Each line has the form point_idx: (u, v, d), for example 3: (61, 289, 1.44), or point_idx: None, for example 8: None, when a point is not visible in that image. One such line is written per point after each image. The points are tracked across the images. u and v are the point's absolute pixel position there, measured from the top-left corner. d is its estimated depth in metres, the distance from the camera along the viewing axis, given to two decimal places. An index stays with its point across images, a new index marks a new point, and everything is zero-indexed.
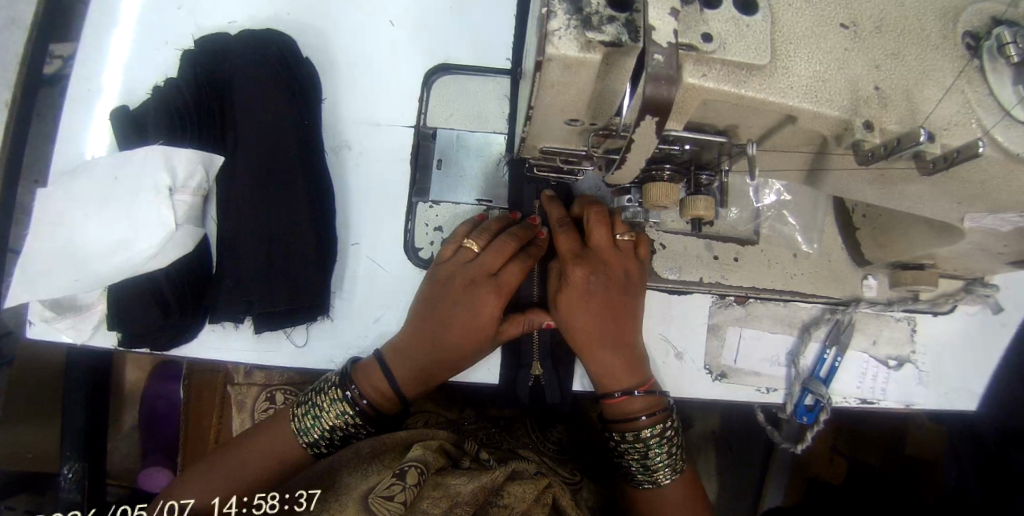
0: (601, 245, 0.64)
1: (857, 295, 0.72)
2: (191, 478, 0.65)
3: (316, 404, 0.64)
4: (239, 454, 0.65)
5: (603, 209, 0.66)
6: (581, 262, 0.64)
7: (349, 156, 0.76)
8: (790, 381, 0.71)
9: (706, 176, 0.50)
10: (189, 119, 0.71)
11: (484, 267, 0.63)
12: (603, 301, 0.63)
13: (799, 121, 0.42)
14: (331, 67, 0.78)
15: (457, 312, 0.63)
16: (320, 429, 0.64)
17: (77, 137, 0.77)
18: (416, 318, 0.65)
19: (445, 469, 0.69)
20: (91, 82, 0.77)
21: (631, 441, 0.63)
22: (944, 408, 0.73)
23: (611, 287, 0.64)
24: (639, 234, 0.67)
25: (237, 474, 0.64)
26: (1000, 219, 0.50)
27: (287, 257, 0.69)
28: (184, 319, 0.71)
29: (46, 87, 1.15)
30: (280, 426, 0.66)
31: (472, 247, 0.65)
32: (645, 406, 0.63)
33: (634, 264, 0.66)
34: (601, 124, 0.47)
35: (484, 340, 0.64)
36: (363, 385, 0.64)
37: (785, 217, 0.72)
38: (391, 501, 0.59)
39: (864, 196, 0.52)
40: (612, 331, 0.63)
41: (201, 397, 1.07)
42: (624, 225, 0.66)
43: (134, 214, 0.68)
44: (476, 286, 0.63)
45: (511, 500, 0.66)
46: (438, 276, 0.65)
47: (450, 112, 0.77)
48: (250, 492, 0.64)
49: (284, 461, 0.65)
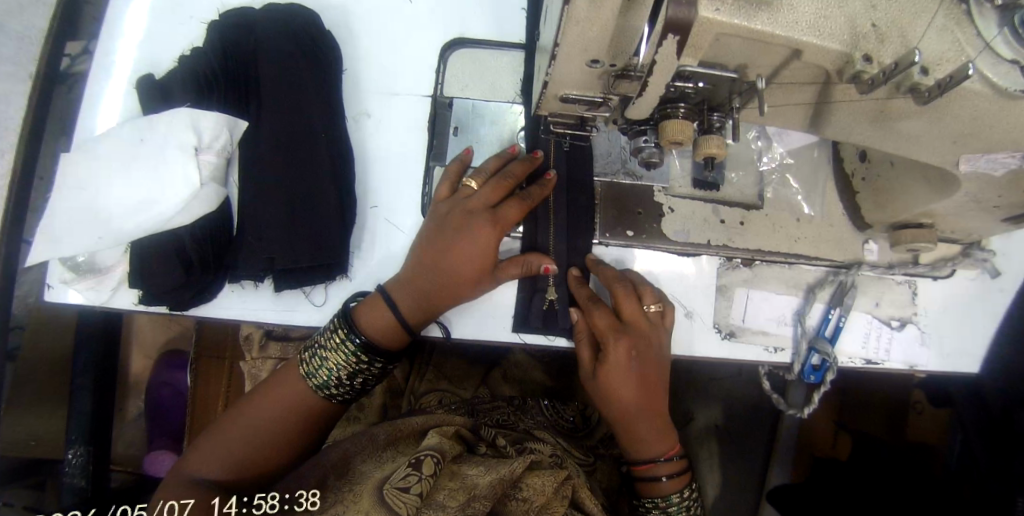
0: (636, 320, 0.66)
1: (859, 259, 0.75)
2: (198, 458, 0.64)
3: (319, 348, 0.66)
4: (247, 413, 0.67)
5: (630, 284, 0.67)
6: (621, 336, 0.65)
7: (368, 124, 0.79)
8: (797, 340, 0.73)
9: (717, 116, 0.53)
10: (216, 85, 0.73)
11: (482, 200, 0.66)
12: (640, 376, 0.66)
13: (804, 55, 0.45)
14: (351, 42, 0.81)
15: (454, 242, 0.64)
16: (328, 371, 0.66)
17: (104, 104, 0.80)
18: (417, 251, 0.67)
19: (460, 456, 0.68)
20: (117, 52, 0.81)
21: (659, 504, 0.70)
22: (948, 369, 0.75)
23: (649, 363, 0.66)
24: (666, 304, 0.69)
25: (241, 450, 0.65)
26: (993, 160, 0.53)
27: (309, 216, 0.71)
28: (205, 276, 0.72)
29: (59, 84, 1.17)
30: (284, 382, 0.68)
31: (470, 186, 0.68)
32: (670, 467, 0.70)
33: (662, 334, 0.68)
34: (619, 65, 0.49)
35: (482, 273, 0.65)
36: (368, 320, 0.66)
37: (788, 181, 0.76)
38: (408, 493, 0.56)
39: (866, 138, 0.55)
40: (647, 399, 0.67)
41: (210, 362, 1.16)
42: (653, 296, 0.68)
43: (162, 174, 0.71)
44: (472, 216, 0.65)
45: (531, 492, 0.64)
46: (440, 210, 0.68)
47: (466, 83, 0.80)
48: (262, 456, 0.65)
49: (294, 416, 0.66)
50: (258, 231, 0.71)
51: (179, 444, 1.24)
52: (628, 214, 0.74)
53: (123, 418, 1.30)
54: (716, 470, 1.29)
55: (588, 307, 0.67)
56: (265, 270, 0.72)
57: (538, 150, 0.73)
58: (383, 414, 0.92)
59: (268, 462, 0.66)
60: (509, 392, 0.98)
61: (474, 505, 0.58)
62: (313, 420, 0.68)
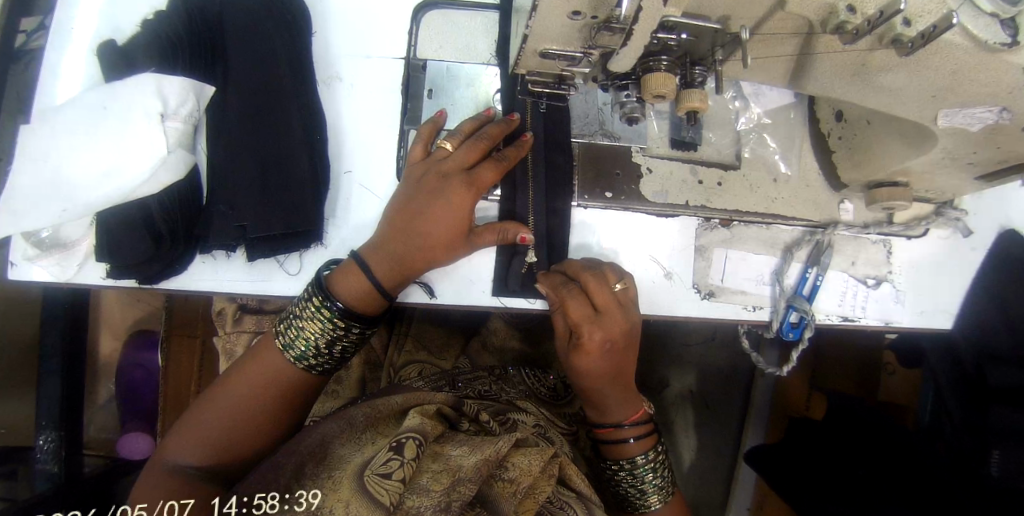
0: (610, 306, 0.64)
1: (835, 219, 0.76)
2: (177, 443, 0.63)
3: (295, 319, 0.65)
4: (223, 390, 0.66)
5: (597, 269, 0.65)
6: (595, 327, 0.63)
7: (340, 88, 0.76)
8: (776, 299, 0.75)
9: (699, 70, 0.52)
10: (181, 49, 0.69)
11: (458, 162, 0.65)
12: (612, 356, 0.65)
13: (788, 6, 0.45)
14: (320, 3, 0.78)
15: (430, 204, 0.64)
16: (306, 341, 0.65)
17: (63, 71, 0.75)
18: (391, 215, 0.66)
19: (443, 436, 0.67)
20: (73, 18, 0.76)
21: (625, 466, 0.72)
22: (923, 325, 0.77)
23: (622, 343, 0.65)
24: (627, 279, 0.67)
25: (219, 429, 0.64)
26: (970, 115, 0.53)
27: (282, 183, 0.69)
28: (176, 247, 0.69)
29: (15, 61, 1.11)
30: (260, 358, 0.66)
31: (446, 147, 0.67)
32: (636, 430, 0.71)
33: (632, 314, 0.66)
34: (602, 17, 0.46)
35: (458, 236, 0.64)
36: (344, 287, 0.65)
37: (765, 141, 0.76)
38: (390, 479, 0.55)
39: (844, 93, 0.55)
40: (615, 374, 0.67)
41: (182, 337, 1.14)
42: (617, 274, 0.66)
43: (127, 143, 0.68)
44: (448, 179, 0.64)
45: (518, 473, 0.63)
46: (414, 173, 0.67)
47: (440, 45, 0.78)
48: (245, 437, 0.65)
49: (273, 391, 0.66)
50: (229, 199, 0.69)
51: (154, 426, 1.22)
52: (606, 175, 0.73)
53: (95, 401, 1.27)
54: (692, 434, 1.32)
55: (563, 295, 0.64)
56: (237, 240, 0.70)
57: (516, 112, 0.71)
58: (362, 386, 0.92)
59: (252, 441, 0.65)
60: (490, 362, 0.97)
61: (457, 489, 0.57)
62: (293, 396, 0.67)
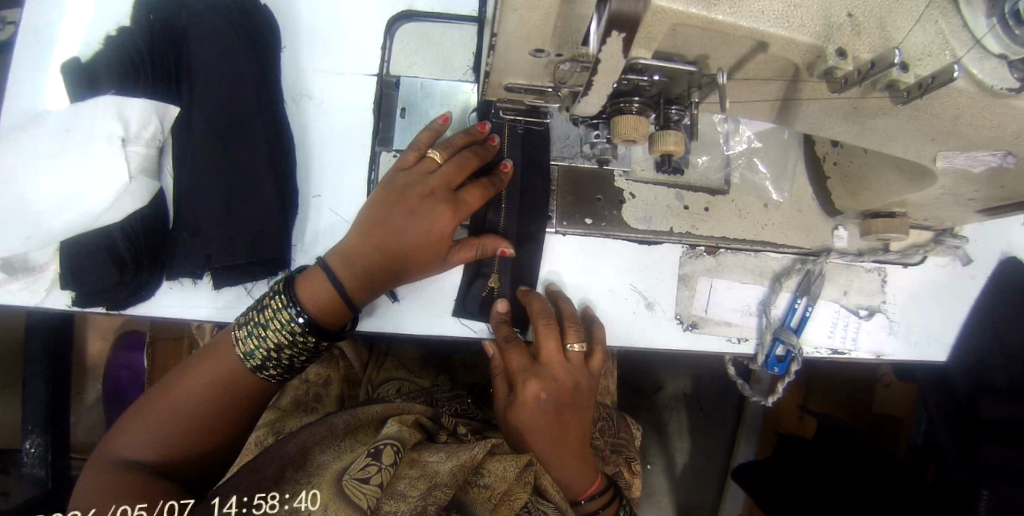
0: (552, 360, 0.64)
1: (828, 246, 0.72)
2: (124, 434, 0.57)
3: (258, 322, 0.60)
4: (173, 389, 0.59)
5: (553, 319, 0.64)
6: (530, 377, 0.63)
7: (309, 106, 0.73)
8: (762, 331, 0.72)
9: (675, 110, 0.49)
10: (142, 68, 0.66)
11: (446, 181, 0.61)
12: (552, 416, 0.63)
13: (770, 49, 0.41)
14: (289, 16, 0.74)
15: (409, 222, 0.60)
16: (265, 350, 0.60)
17: (26, 88, 0.72)
18: (365, 224, 0.61)
19: (421, 444, 0.64)
20: (39, 32, 0.73)
21: None
22: (916, 357, 0.74)
23: (562, 401, 0.63)
24: (594, 346, 0.67)
25: (167, 430, 0.57)
26: (972, 157, 0.49)
27: (245, 210, 0.66)
28: (140, 275, 0.67)
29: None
30: (220, 348, 0.61)
31: (435, 158, 0.62)
32: (594, 503, 0.67)
33: (584, 375, 0.66)
34: (567, 55, 0.44)
35: (434, 256, 0.61)
36: (308, 293, 0.60)
37: (755, 165, 0.73)
38: (367, 484, 0.54)
39: (836, 133, 0.51)
40: (561, 444, 0.64)
41: (167, 343, 1.13)
42: (577, 334, 0.65)
43: (87, 168, 0.66)
44: (433, 199, 0.60)
45: (493, 479, 0.58)
46: (396, 183, 0.62)
47: (415, 61, 0.75)
48: (200, 432, 0.58)
49: (232, 385, 0.60)
50: (193, 226, 0.66)
51: None
52: (587, 201, 0.70)
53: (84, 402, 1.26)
54: (685, 439, 1.31)
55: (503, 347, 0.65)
56: (202, 268, 0.67)
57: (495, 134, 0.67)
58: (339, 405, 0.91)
59: (207, 438, 0.59)
60: (471, 379, 0.96)
61: (434, 494, 0.55)
62: (255, 391, 0.62)
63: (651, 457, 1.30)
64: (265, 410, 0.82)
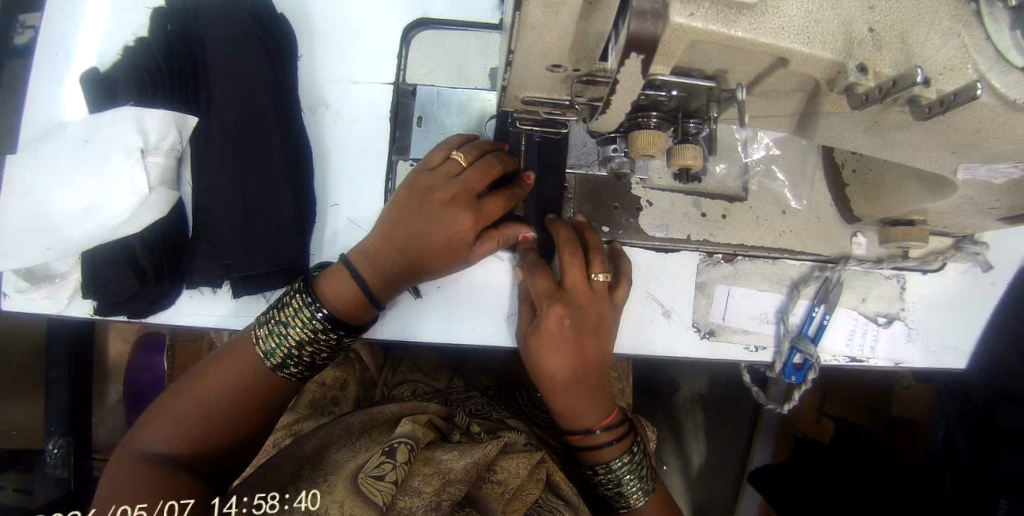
0: (576, 285, 0.61)
1: (846, 253, 0.72)
2: (150, 429, 0.58)
3: (280, 321, 0.60)
4: (199, 386, 0.60)
5: (579, 246, 0.62)
6: (555, 301, 0.60)
7: (326, 115, 0.74)
8: (780, 338, 0.71)
9: (694, 123, 0.49)
10: (160, 80, 0.67)
11: (469, 187, 0.59)
12: (574, 342, 0.59)
13: (790, 64, 0.40)
14: (305, 25, 0.75)
15: (430, 227, 0.59)
16: (285, 348, 0.60)
17: (49, 100, 0.73)
18: (386, 227, 0.61)
19: (434, 444, 0.65)
20: (60, 44, 0.74)
21: (602, 471, 0.64)
22: (935, 366, 0.73)
23: (584, 327, 0.60)
24: (620, 277, 0.65)
25: (192, 423, 0.58)
26: (994, 169, 0.49)
27: (264, 219, 0.67)
28: (160, 284, 0.68)
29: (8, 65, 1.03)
30: (244, 347, 0.62)
31: (458, 161, 0.61)
32: (608, 434, 0.63)
33: (608, 306, 0.63)
34: (584, 71, 0.44)
35: (453, 257, 0.61)
36: (330, 290, 0.60)
37: (774, 173, 0.72)
38: (382, 481, 0.54)
39: (856, 145, 0.51)
40: (580, 371, 0.60)
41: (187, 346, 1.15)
42: (601, 263, 0.63)
43: (108, 179, 0.66)
44: (454, 206, 0.59)
45: (505, 475, 0.61)
46: (418, 186, 0.60)
47: (431, 68, 0.76)
48: (222, 428, 0.59)
49: (256, 383, 0.60)
50: (212, 236, 0.67)
51: None
52: (603, 208, 0.70)
53: (105, 402, 1.29)
54: (701, 439, 1.31)
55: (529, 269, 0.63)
56: (222, 277, 0.68)
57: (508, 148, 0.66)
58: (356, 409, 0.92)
59: (231, 435, 0.59)
60: (486, 382, 0.97)
61: (449, 489, 0.56)
62: (276, 391, 0.62)
63: (665, 457, 1.31)
64: (285, 411, 0.83)
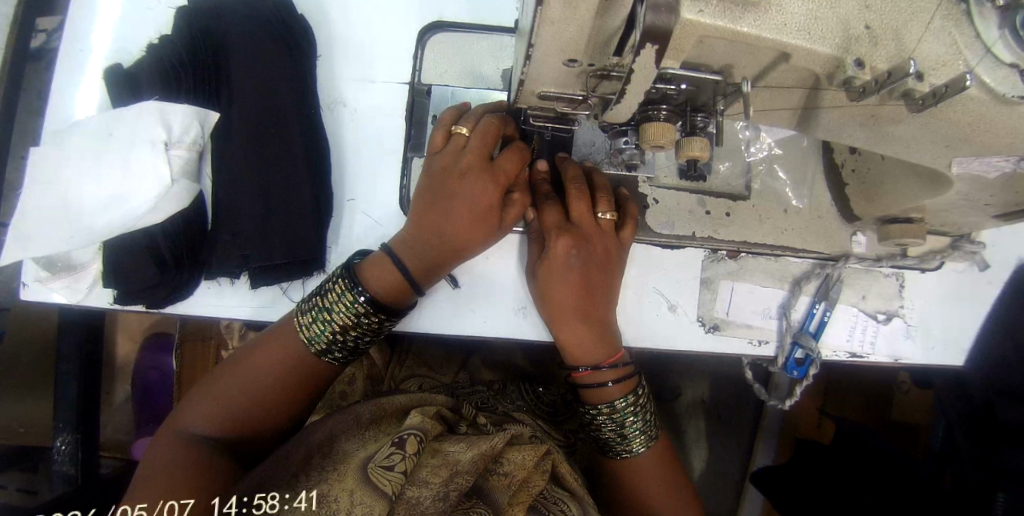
0: (582, 217, 0.64)
1: (847, 251, 0.74)
2: (192, 411, 0.60)
3: (322, 307, 0.61)
4: (235, 373, 0.62)
5: (585, 184, 0.64)
6: (562, 232, 0.63)
7: (344, 113, 0.76)
8: (781, 334, 0.73)
9: (701, 117, 0.52)
10: (183, 76, 0.69)
11: (478, 153, 0.61)
12: (580, 275, 0.63)
13: (792, 59, 0.43)
14: (324, 28, 0.78)
15: (456, 203, 0.61)
16: (331, 333, 0.62)
17: (73, 96, 0.76)
18: (417, 213, 0.63)
19: (442, 436, 0.65)
20: (84, 41, 0.77)
21: (604, 411, 0.66)
22: (932, 363, 0.75)
23: (591, 262, 0.64)
24: (627, 217, 0.68)
25: (229, 405, 0.60)
26: (987, 163, 0.51)
27: (284, 211, 0.69)
28: (180, 273, 0.70)
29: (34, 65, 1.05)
30: (287, 332, 0.63)
31: (462, 133, 0.63)
32: (614, 373, 0.65)
33: (614, 243, 0.66)
34: (598, 65, 0.46)
35: (487, 231, 0.62)
36: (371, 278, 0.62)
37: (776, 173, 0.75)
38: (392, 471, 0.54)
39: (855, 140, 0.53)
40: (585, 303, 0.64)
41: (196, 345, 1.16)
42: (608, 203, 0.65)
43: (133, 170, 0.68)
44: (469, 175, 0.61)
45: (511, 467, 0.62)
46: (435, 165, 0.63)
47: (444, 70, 0.78)
48: (257, 412, 0.61)
49: (296, 368, 0.62)
50: (231, 227, 0.69)
51: None
52: None
53: (111, 402, 1.29)
54: (703, 445, 1.31)
55: (541, 203, 0.65)
56: (241, 267, 0.70)
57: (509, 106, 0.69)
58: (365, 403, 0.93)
59: (265, 421, 0.61)
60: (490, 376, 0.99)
61: (456, 480, 0.57)
62: (315, 375, 0.64)
63: None
64: None
